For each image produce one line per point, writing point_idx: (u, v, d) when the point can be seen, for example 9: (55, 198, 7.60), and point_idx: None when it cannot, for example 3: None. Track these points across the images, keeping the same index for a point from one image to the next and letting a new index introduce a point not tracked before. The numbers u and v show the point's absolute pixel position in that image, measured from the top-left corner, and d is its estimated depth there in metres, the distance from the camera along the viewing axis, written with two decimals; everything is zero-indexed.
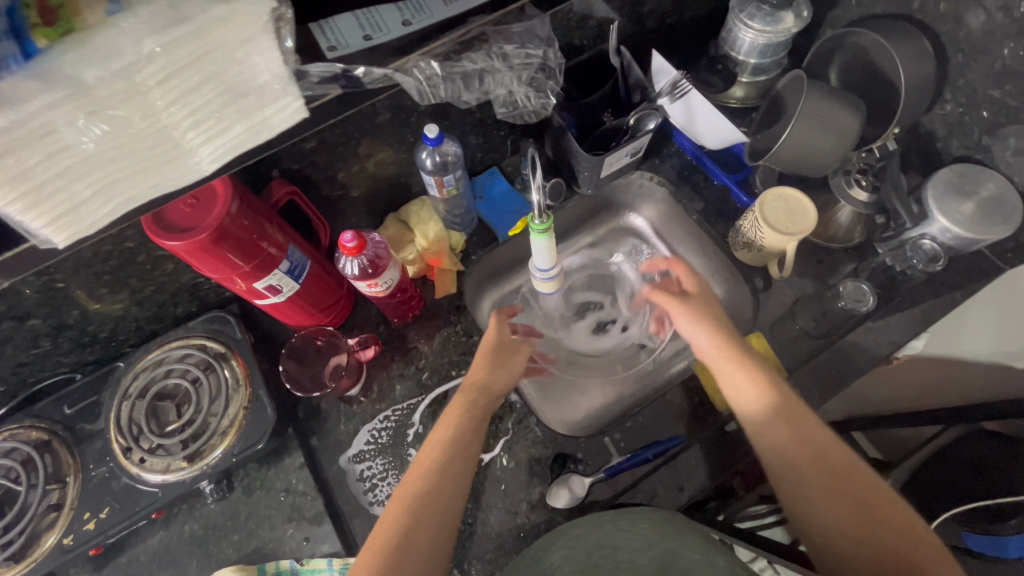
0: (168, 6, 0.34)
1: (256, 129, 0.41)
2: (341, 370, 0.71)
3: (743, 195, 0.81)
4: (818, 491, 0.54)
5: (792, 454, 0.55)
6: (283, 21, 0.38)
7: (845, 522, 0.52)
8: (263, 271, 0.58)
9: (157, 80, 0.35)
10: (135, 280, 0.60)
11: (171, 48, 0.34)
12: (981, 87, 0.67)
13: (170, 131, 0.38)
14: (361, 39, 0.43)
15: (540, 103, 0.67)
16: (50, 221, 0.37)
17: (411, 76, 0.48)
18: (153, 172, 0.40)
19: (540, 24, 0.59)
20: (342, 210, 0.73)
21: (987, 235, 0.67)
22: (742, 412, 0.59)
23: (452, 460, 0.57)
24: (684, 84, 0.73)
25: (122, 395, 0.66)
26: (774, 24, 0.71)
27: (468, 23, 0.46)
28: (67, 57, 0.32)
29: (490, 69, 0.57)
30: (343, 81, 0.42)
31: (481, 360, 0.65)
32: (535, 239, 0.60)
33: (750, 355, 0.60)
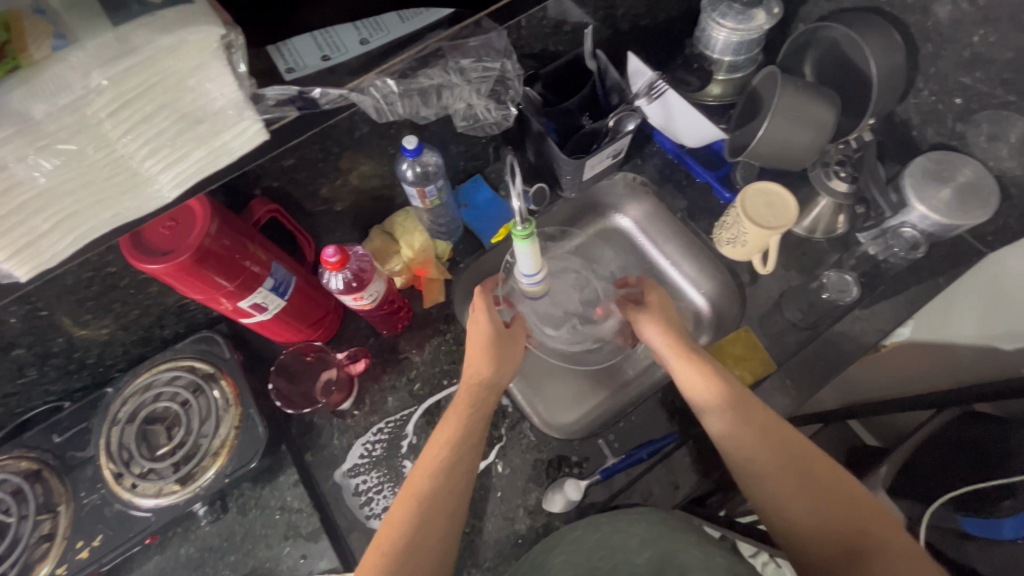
0: (114, 38, 0.33)
1: (215, 154, 0.42)
2: (331, 386, 0.72)
3: (725, 192, 0.82)
4: (777, 478, 0.55)
5: (750, 444, 0.56)
6: (234, 47, 0.38)
7: (803, 504, 0.53)
8: (247, 289, 0.58)
9: (108, 112, 0.35)
10: (120, 304, 0.60)
11: (119, 80, 0.34)
12: (953, 75, 0.68)
13: (126, 161, 0.38)
14: (320, 60, 0.44)
15: (500, 114, 0.69)
16: (12, 256, 0.38)
17: (367, 95, 0.49)
18: (113, 202, 0.40)
19: (497, 36, 0.58)
20: (327, 224, 0.73)
21: (966, 220, 0.67)
22: (699, 409, 0.60)
23: (457, 462, 0.57)
24: (661, 85, 0.72)
25: (111, 421, 0.66)
26: (746, 22, 0.72)
27: (424, 39, 0.48)
28: (14, 93, 0.32)
29: (447, 84, 0.58)
30: (299, 103, 0.44)
31: (479, 353, 0.63)
32: (518, 245, 0.60)
33: (699, 353, 0.62)
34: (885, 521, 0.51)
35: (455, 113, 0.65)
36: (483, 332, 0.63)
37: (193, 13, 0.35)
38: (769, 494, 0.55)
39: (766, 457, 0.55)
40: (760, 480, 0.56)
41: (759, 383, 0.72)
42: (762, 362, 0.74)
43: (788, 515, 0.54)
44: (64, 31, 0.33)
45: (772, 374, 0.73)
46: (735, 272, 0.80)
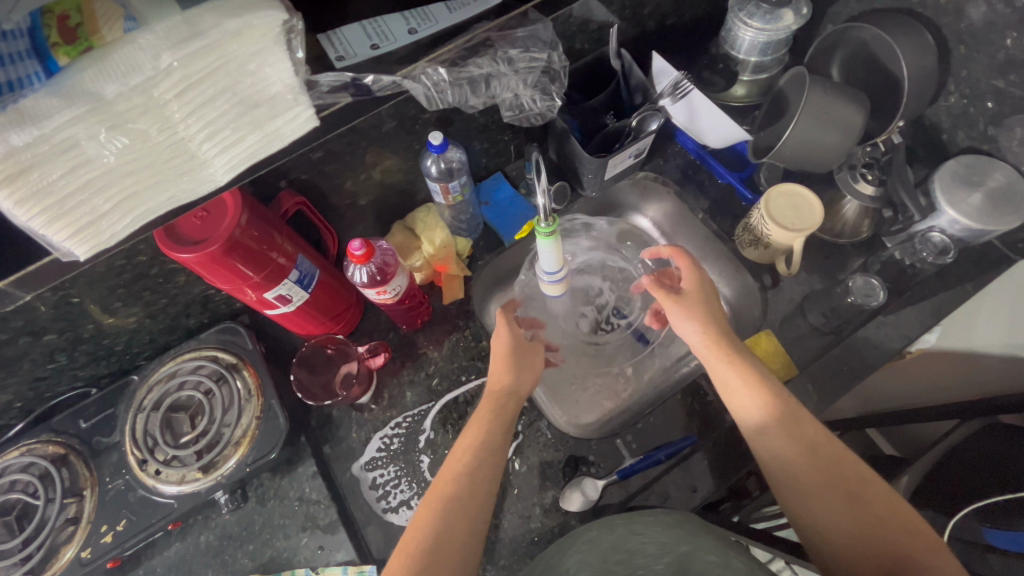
0: (182, 21, 0.34)
1: (269, 139, 0.42)
2: (351, 379, 0.72)
3: (748, 193, 0.82)
4: (815, 489, 0.54)
5: (789, 453, 0.56)
6: (294, 33, 0.39)
7: (840, 516, 0.53)
8: (273, 281, 0.58)
9: (174, 94, 0.36)
10: (149, 293, 0.61)
11: (187, 62, 0.35)
12: (984, 78, 0.67)
13: (186, 143, 0.39)
14: (369, 48, 0.45)
15: (545, 105, 0.67)
16: (74, 234, 0.38)
17: (419, 83, 0.49)
18: (170, 183, 0.40)
19: (544, 27, 0.58)
20: (350, 219, 0.74)
21: (997, 226, 0.66)
22: (739, 417, 0.60)
23: (482, 466, 0.57)
24: (686, 84, 0.71)
25: (137, 408, 0.67)
26: (774, 22, 0.71)
27: (472, 29, 0.49)
28: (87, 73, 0.33)
29: (495, 73, 0.57)
30: (353, 90, 0.45)
31: (501, 364, 0.65)
32: (541, 242, 0.60)
33: (742, 356, 0.61)
34: (925, 534, 0.50)
35: (501, 103, 0.64)
36: (503, 343, 0.66)
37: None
38: (804, 504, 0.55)
39: (805, 467, 0.55)
40: (797, 491, 0.55)
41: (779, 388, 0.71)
42: (782, 366, 0.73)
43: (824, 527, 0.54)
44: (134, 15, 0.34)
45: (794, 378, 0.72)
46: (757, 275, 0.79)
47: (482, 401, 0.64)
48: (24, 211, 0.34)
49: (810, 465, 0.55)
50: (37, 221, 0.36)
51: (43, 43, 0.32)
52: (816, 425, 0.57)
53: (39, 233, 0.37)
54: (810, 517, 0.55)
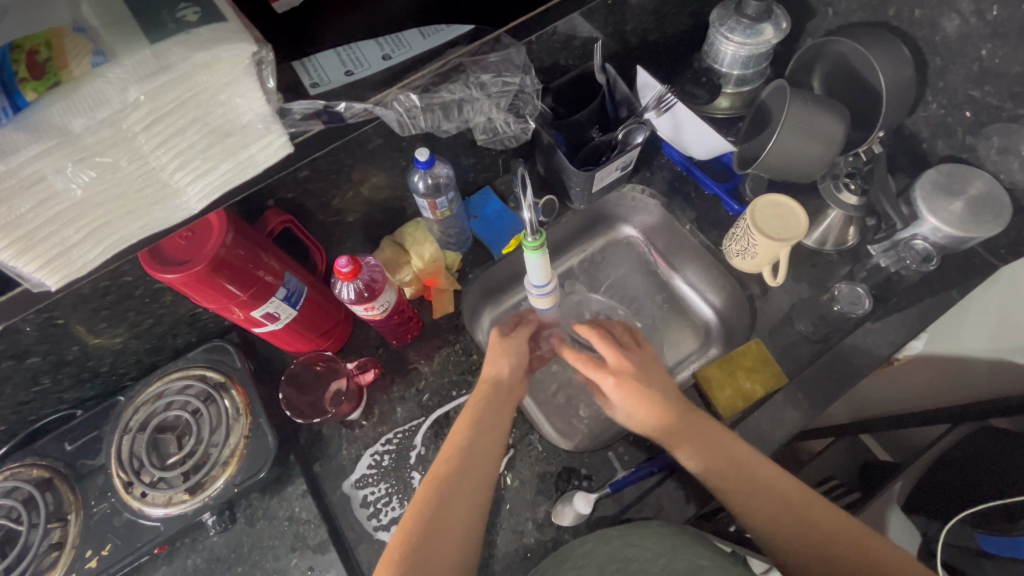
0: (152, 55, 0.34)
1: (242, 166, 0.43)
2: (340, 396, 0.71)
3: (734, 204, 0.83)
4: (769, 514, 0.54)
5: (724, 470, 0.56)
6: (264, 64, 0.39)
7: (787, 533, 0.53)
8: (260, 299, 0.58)
9: (142, 126, 0.36)
10: (134, 313, 0.61)
11: (155, 95, 0.35)
12: (962, 88, 0.68)
13: (157, 172, 0.39)
14: (343, 74, 0.46)
15: (520, 127, 0.69)
16: (44, 265, 0.38)
17: (392, 109, 0.50)
18: (142, 213, 0.41)
19: (516, 52, 0.58)
20: (338, 235, 0.74)
21: (978, 232, 0.67)
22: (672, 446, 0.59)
23: (477, 443, 0.59)
24: (670, 97, 0.72)
25: (123, 429, 0.66)
26: (754, 37, 0.72)
27: (445, 54, 0.50)
28: (54, 108, 0.32)
29: (468, 98, 0.58)
30: (324, 117, 0.45)
31: (495, 352, 0.67)
32: (529, 256, 0.61)
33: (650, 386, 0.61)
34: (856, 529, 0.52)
35: (475, 126, 0.66)
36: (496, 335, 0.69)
37: (228, 32, 0.36)
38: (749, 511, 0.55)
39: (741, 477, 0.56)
40: (740, 503, 0.56)
41: (770, 396, 0.71)
42: (771, 374, 0.73)
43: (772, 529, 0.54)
44: (103, 48, 0.33)
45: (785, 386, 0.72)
46: (744, 284, 0.80)
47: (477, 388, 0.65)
48: None
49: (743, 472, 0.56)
50: (6, 253, 0.36)
51: (9, 78, 0.31)
52: (738, 442, 0.58)
53: (9, 265, 0.37)
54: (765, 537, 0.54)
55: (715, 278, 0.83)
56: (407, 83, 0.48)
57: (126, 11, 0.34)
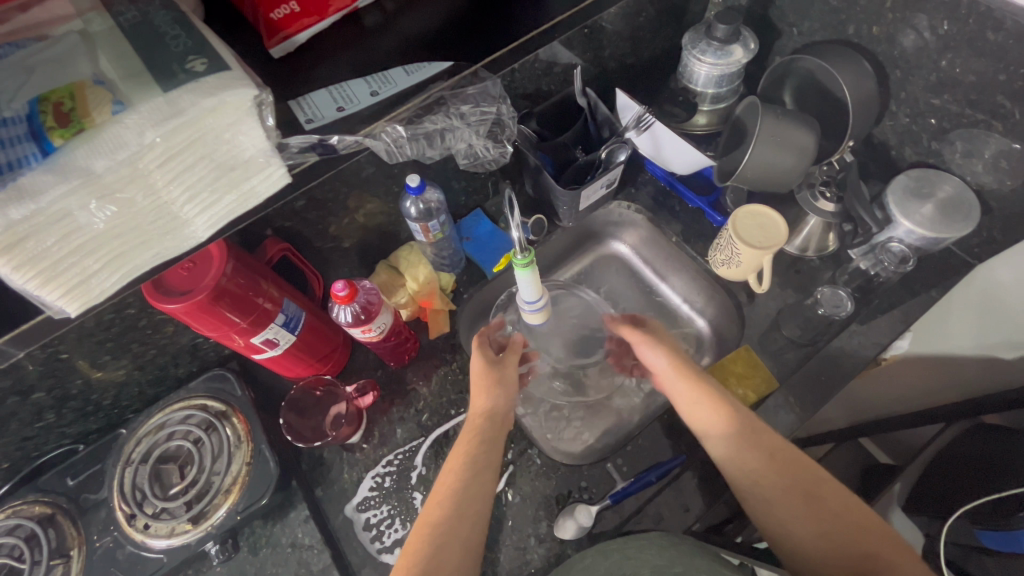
0: (164, 101, 0.37)
1: (244, 198, 0.45)
2: (341, 419, 0.72)
3: (716, 216, 0.86)
4: (784, 502, 0.57)
5: (753, 458, 0.59)
6: (264, 104, 0.41)
7: (805, 519, 0.56)
8: (260, 326, 0.60)
9: (157, 164, 0.38)
10: (137, 345, 0.62)
11: (169, 136, 0.37)
12: (924, 97, 0.72)
13: (169, 206, 0.41)
14: (335, 111, 0.49)
15: (499, 151, 0.71)
16: (65, 293, 0.39)
17: (379, 140, 0.52)
18: (155, 242, 0.42)
19: (493, 84, 0.61)
20: (334, 261, 0.76)
21: (949, 234, 0.70)
22: (706, 437, 0.62)
23: (469, 487, 0.59)
24: (648, 118, 0.76)
25: (125, 461, 0.67)
26: (725, 57, 0.76)
27: (428, 89, 0.52)
28: (78, 151, 0.35)
29: (449, 128, 0.61)
30: (319, 149, 0.48)
31: (479, 388, 0.67)
32: (519, 272, 0.63)
33: (705, 380, 0.64)
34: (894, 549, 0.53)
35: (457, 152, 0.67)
36: (477, 368, 0.69)
37: (232, 79, 0.39)
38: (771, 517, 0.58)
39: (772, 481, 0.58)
40: (756, 483, 0.58)
41: (762, 402, 0.73)
42: (762, 380, 0.75)
43: (796, 539, 0.56)
44: (121, 98, 0.36)
45: (775, 391, 0.73)
46: (732, 293, 0.83)
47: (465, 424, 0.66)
48: (20, 275, 0.36)
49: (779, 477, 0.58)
50: (31, 284, 0.37)
51: (39, 127, 0.35)
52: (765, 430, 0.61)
53: (33, 293, 0.38)
54: (783, 524, 0.57)
55: (703, 290, 0.86)
56: (394, 114, 0.50)
57: (141, 66, 0.38)
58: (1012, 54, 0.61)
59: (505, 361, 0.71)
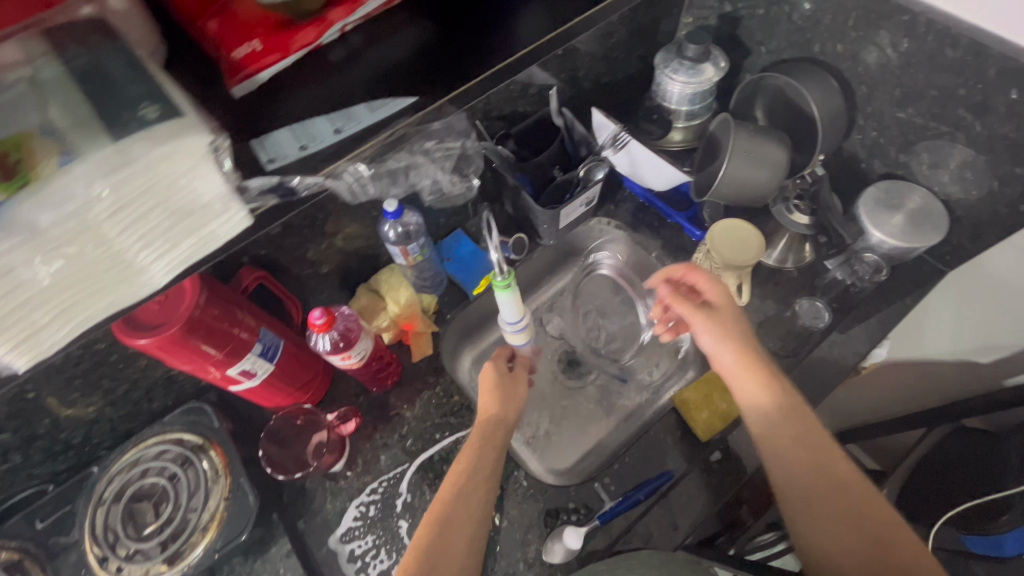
0: (114, 151, 0.37)
1: (204, 242, 0.45)
2: (322, 448, 0.71)
3: (696, 231, 0.86)
4: (824, 514, 0.56)
5: (803, 461, 0.58)
6: (221, 149, 0.42)
7: (840, 537, 0.54)
8: (236, 356, 0.58)
9: (108, 215, 0.38)
10: (108, 381, 0.60)
11: (118, 186, 0.37)
12: (891, 111, 0.74)
13: (123, 254, 0.41)
14: (298, 149, 0.53)
15: (464, 186, 0.79)
16: (12, 348, 0.39)
17: (341, 178, 0.56)
18: (110, 292, 0.42)
19: (457, 121, 0.65)
20: (313, 287, 0.75)
21: (919, 243, 0.72)
22: (756, 425, 0.62)
23: (474, 490, 0.58)
24: (624, 136, 0.77)
25: (96, 501, 0.64)
26: (696, 76, 0.78)
27: (391, 125, 0.56)
28: (24, 204, 0.35)
29: (413, 165, 0.67)
30: (281, 189, 0.52)
31: (489, 394, 0.66)
32: (500, 294, 0.63)
33: (771, 376, 0.62)
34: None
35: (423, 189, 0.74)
36: (490, 374, 0.68)
37: (184, 127, 0.39)
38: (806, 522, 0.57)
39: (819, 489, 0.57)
40: (800, 482, 0.58)
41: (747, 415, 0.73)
42: None
43: (826, 554, 0.55)
44: (70, 150, 0.37)
45: None
46: None
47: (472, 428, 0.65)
48: None
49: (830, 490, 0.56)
50: None
51: None
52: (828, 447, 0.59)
53: None
54: (814, 531, 0.56)
55: None
56: (358, 150, 0.54)
57: (95, 116, 0.39)
58: (969, 69, 0.63)
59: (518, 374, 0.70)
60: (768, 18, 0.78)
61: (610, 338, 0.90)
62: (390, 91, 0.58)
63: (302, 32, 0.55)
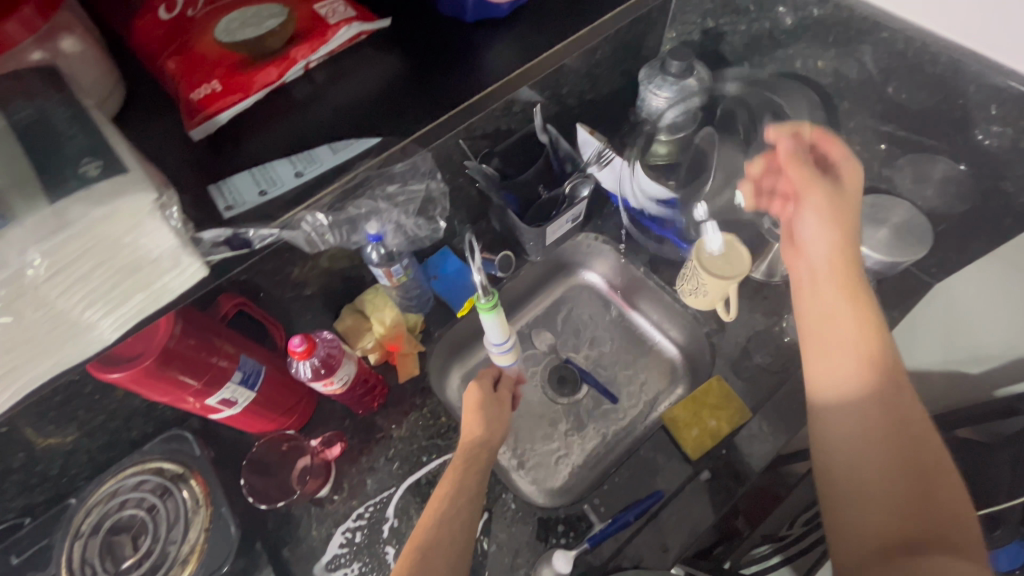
0: (52, 213, 0.37)
1: (153, 295, 0.45)
2: (306, 473, 0.70)
3: (684, 245, 0.83)
4: (867, 436, 0.49)
5: (859, 373, 0.52)
6: (168, 205, 0.42)
7: (876, 459, 0.48)
8: (214, 386, 0.57)
9: (47, 280, 0.38)
10: (84, 412, 0.59)
11: (56, 251, 0.37)
12: (874, 124, 0.75)
13: (67, 314, 0.41)
14: (257, 195, 0.53)
15: (431, 228, 0.76)
16: None
17: (298, 229, 0.56)
18: (55, 351, 0.42)
19: (421, 160, 0.64)
20: (297, 309, 0.74)
21: (905, 257, 0.71)
22: (824, 315, 0.57)
23: (457, 514, 0.57)
24: (607, 153, 0.78)
25: (73, 535, 0.63)
26: (680, 90, 0.78)
27: (354, 166, 0.56)
28: None
29: (374, 210, 0.65)
30: (232, 242, 0.50)
31: (472, 415, 0.65)
32: (484, 316, 0.62)
33: (862, 286, 0.57)
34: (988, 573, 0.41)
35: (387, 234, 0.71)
36: (473, 394, 0.66)
37: (127, 185, 0.39)
38: (838, 441, 0.51)
39: (874, 411, 0.50)
40: (853, 394, 0.52)
41: (737, 432, 0.72)
42: (736, 410, 0.74)
43: (851, 468, 0.49)
44: (4, 212, 0.36)
45: (749, 421, 0.73)
46: (702, 320, 0.83)
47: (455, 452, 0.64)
48: None
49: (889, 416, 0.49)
50: None
51: None
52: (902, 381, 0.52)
53: None
54: (845, 445, 0.50)
55: (672, 317, 0.87)
56: (317, 196, 0.54)
57: (31, 172, 0.37)
58: (948, 86, 0.64)
59: (504, 392, 0.69)
60: (750, 35, 0.78)
61: (599, 353, 0.89)
62: (353, 135, 0.58)
63: (263, 73, 0.54)
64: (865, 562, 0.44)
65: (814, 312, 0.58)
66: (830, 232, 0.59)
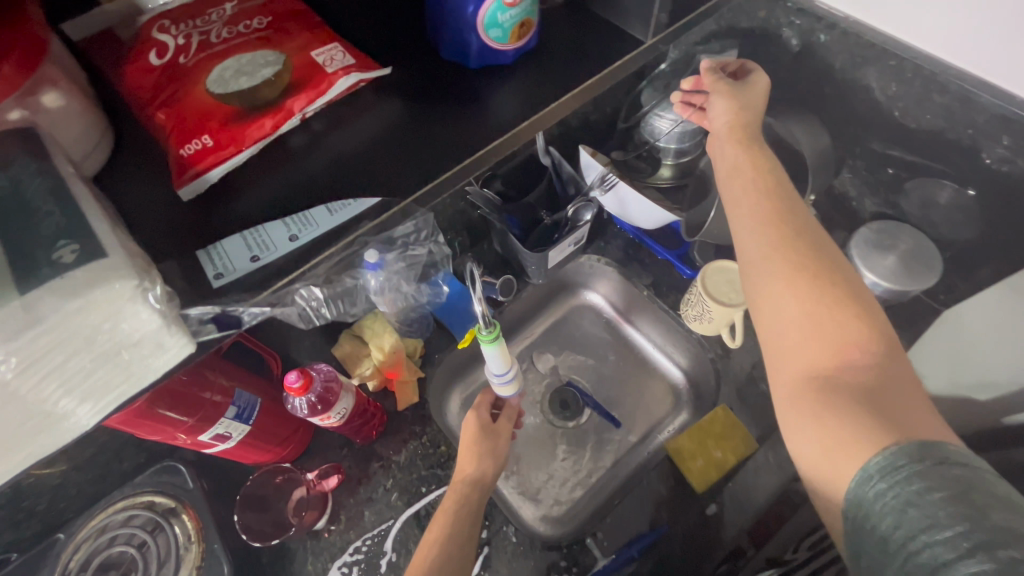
0: (21, 307, 0.35)
1: (137, 378, 0.42)
2: (303, 505, 0.68)
3: (686, 269, 0.85)
4: (779, 278, 0.50)
5: (765, 220, 0.53)
6: (148, 288, 0.39)
7: (793, 298, 0.48)
8: (208, 422, 0.56)
9: (18, 374, 0.36)
10: (75, 445, 0.57)
11: (27, 346, 0.35)
12: (879, 149, 0.77)
13: (40, 407, 0.38)
14: (248, 261, 0.52)
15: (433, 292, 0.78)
16: None
17: (291, 303, 0.59)
18: (27, 444, 0.39)
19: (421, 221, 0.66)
20: (294, 336, 0.72)
21: (914, 286, 0.69)
22: (729, 182, 0.57)
23: (450, 557, 0.55)
24: (612, 177, 0.74)
25: (61, 572, 0.62)
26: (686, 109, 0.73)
27: (352, 230, 0.57)
28: None
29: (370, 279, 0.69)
30: (220, 320, 0.48)
31: (467, 452, 0.63)
32: (485, 347, 0.60)
33: (759, 149, 0.58)
34: (916, 388, 0.44)
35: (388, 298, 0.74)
36: (469, 428, 0.65)
37: (103, 272, 0.37)
38: (766, 300, 0.50)
39: (791, 265, 0.50)
40: (759, 241, 0.52)
41: (744, 464, 0.71)
42: (741, 440, 0.73)
43: (773, 313, 0.49)
44: None
45: (755, 451, 0.72)
46: (706, 346, 0.81)
47: (448, 489, 0.62)
48: None
49: (798, 260, 0.50)
50: None
51: None
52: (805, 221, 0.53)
53: None
54: (766, 296, 0.50)
55: (675, 339, 0.85)
56: (313, 261, 0.55)
57: (3, 262, 0.36)
58: (958, 115, 0.65)
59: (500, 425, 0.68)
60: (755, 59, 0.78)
61: (601, 377, 0.88)
62: (350, 189, 0.58)
63: (256, 127, 0.55)
64: (798, 391, 0.46)
65: (724, 181, 0.58)
66: (733, 109, 0.62)
